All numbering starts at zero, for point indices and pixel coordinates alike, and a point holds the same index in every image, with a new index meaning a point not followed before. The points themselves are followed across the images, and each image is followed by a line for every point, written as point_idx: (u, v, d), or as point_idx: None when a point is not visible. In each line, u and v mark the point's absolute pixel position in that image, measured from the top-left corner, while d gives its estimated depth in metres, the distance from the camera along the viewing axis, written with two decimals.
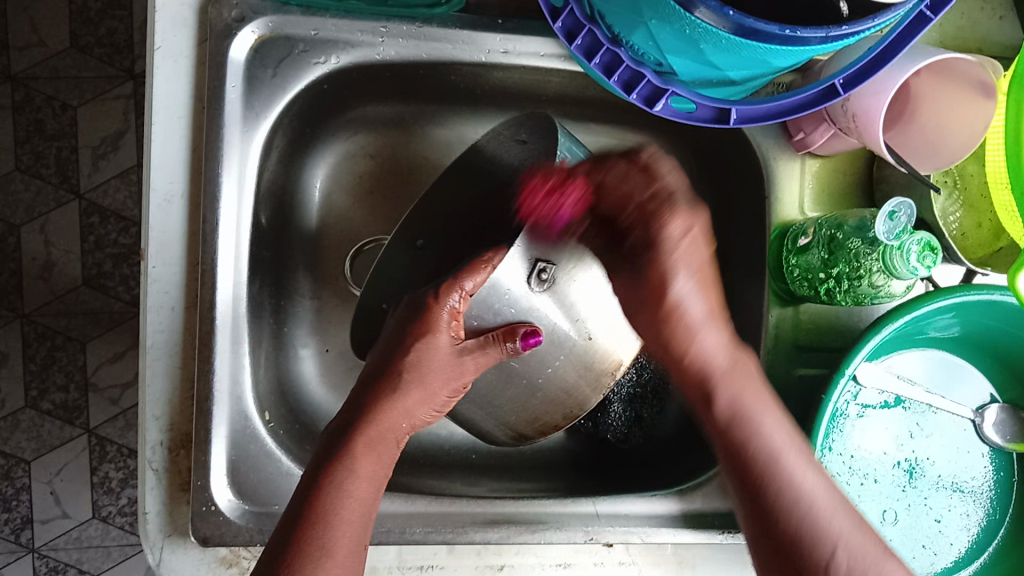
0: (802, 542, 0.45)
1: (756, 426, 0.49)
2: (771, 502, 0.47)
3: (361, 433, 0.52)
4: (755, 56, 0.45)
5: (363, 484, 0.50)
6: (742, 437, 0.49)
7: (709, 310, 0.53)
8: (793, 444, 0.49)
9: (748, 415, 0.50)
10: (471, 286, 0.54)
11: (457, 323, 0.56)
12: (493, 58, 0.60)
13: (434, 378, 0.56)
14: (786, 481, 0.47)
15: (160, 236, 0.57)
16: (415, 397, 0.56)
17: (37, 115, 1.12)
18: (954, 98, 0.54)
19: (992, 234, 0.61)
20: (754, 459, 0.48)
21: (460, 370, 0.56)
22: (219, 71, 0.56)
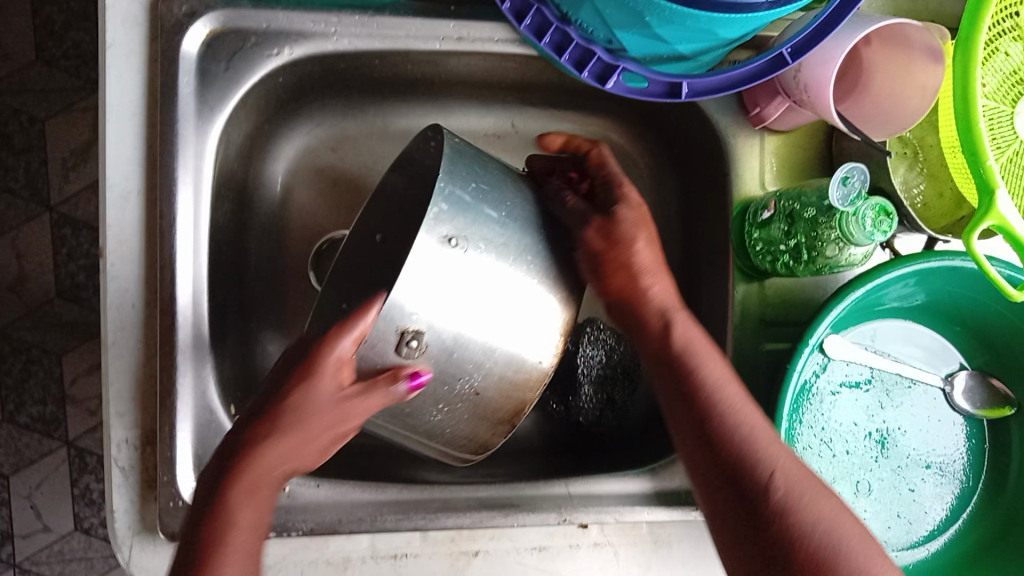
0: (744, 455, 0.48)
1: (717, 402, 0.50)
2: (724, 425, 0.49)
3: (241, 474, 0.46)
4: (700, 26, 0.45)
5: (249, 503, 0.46)
6: (692, 364, 0.52)
7: (654, 261, 0.55)
8: (762, 418, 0.50)
9: (712, 387, 0.51)
10: (359, 332, 0.46)
11: (345, 369, 0.48)
12: (447, 46, 0.60)
13: (312, 425, 0.48)
14: (756, 449, 0.48)
15: (118, 234, 0.57)
16: (288, 446, 0.48)
17: (4, 129, 1.11)
18: (903, 64, 0.55)
19: (954, 202, 0.61)
20: (707, 395, 0.50)
21: (340, 416, 0.48)
22: (172, 65, 0.56)
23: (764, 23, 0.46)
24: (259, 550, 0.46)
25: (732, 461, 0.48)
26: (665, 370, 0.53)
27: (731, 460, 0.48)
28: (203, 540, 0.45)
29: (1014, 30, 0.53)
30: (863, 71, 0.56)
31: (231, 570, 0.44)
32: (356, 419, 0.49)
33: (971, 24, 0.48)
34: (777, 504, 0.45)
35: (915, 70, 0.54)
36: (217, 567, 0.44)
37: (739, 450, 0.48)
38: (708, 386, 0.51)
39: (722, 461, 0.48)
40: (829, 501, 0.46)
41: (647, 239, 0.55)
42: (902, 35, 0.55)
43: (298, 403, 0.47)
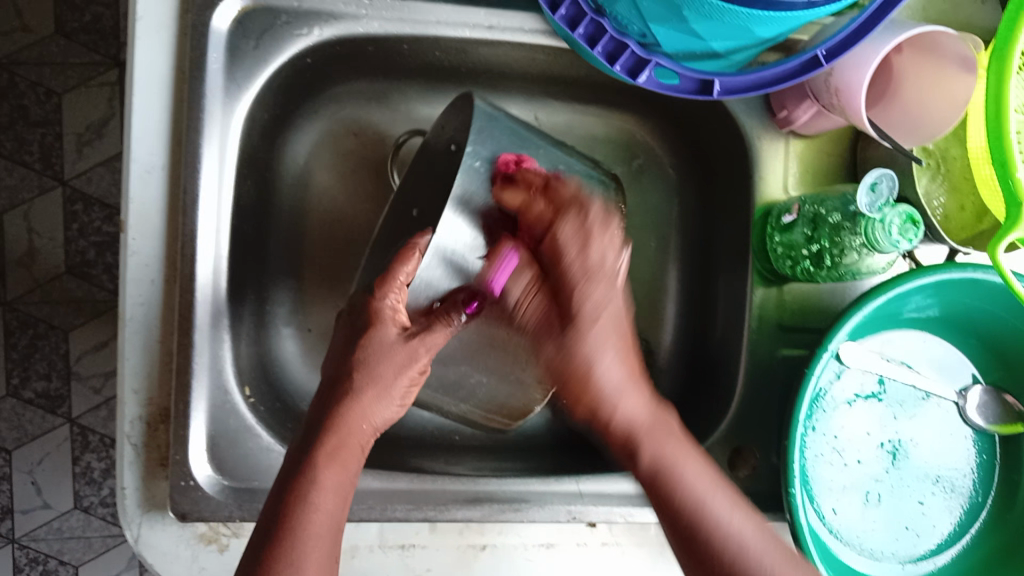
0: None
1: (676, 477, 0.50)
2: (718, 557, 0.48)
3: (327, 437, 0.50)
4: (737, 22, 0.45)
5: (330, 492, 0.48)
6: (671, 491, 0.50)
7: (628, 375, 0.51)
8: (716, 484, 0.51)
9: (670, 468, 0.50)
10: (406, 275, 0.55)
11: (401, 314, 0.55)
12: (478, 34, 0.60)
13: (389, 365, 0.53)
14: (719, 525, 0.49)
15: (141, 209, 0.56)
16: (376, 395, 0.52)
17: (20, 102, 1.11)
18: (933, 74, 0.54)
19: (975, 216, 0.61)
20: (682, 514, 0.49)
21: (411, 354, 0.54)
22: (201, 40, 0.55)
23: (801, 24, 0.46)
24: (337, 541, 0.47)
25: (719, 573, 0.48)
26: (652, 498, 0.51)
27: (688, 539, 0.49)
28: (279, 525, 0.45)
29: None
30: (894, 79, 0.56)
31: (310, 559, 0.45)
32: (425, 360, 0.55)
33: (1008, 32, 0.48)
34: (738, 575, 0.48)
35: (949, 80, 0.54)
36: (294, 550, 0.45)
37: (727, 557, 0.48)
38: (677, 466, 0.50)
39: (676, 530, 0.50)
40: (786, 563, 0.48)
41: (607, 338, 0.51)
42: (933, 41, 0.54)
43: (364, 354, 0.53)
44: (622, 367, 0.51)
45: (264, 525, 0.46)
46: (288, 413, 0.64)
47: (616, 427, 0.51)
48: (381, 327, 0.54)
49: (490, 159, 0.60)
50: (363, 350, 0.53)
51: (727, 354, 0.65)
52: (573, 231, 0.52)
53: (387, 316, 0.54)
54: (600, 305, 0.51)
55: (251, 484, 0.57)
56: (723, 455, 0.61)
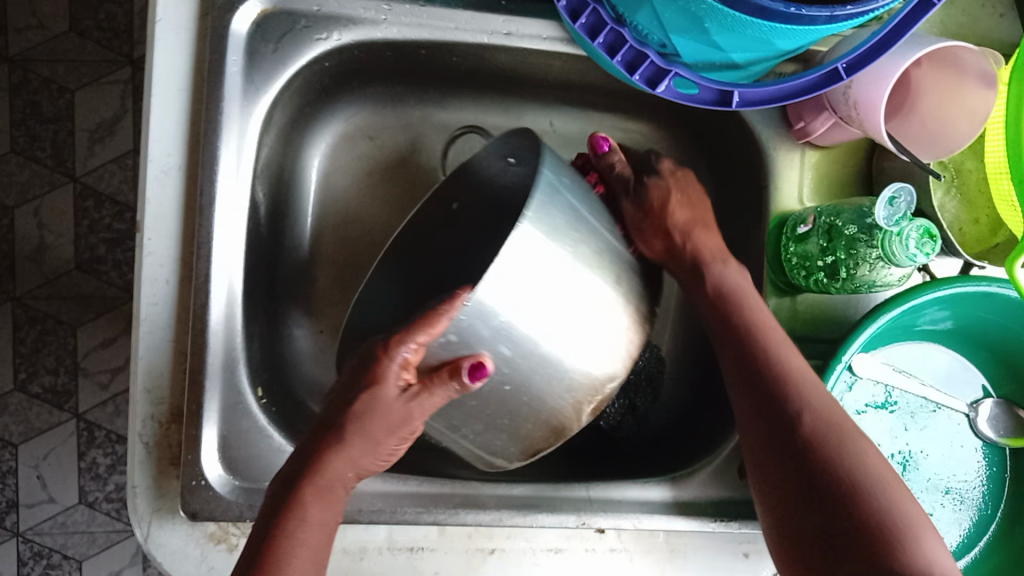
0: (860, 490, 0.47)
1: (795, 389, 0.52)
2: (828, 467, 0.49)
3: (314, 480, 0.49)
4: (760, 36, 0.45)
5: (316, 510, 0.48)
6: (796, 407, 0.51)
7: (765, 316, 0.57)
8: (849, 422, 0.51)
9: (795, 378, 0.53)
10: (423, 339, 0.48)
11: (409, 371, 0.50)
12: (496, 40, 0.60)
13: (381, 420, 0.51)
14: (858, 460, 0.49)
15: (157, 209, 0.57)
16: (364, 442, 0.51)
17: (33, 98, 1.11)
18: (953, 88, 0.55)
19: (990, 229, 0.61)
20: (811, 433, 0.50)
21: (406, 416, 0.51)
22: (220, 43, 0.55)
23: (822, 37, 0.46)
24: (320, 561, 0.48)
25: (842, 493, 0.47)
26: (766, 404, 0.52)
27: (810, 459, 0.49)
28: (270, 537, 0.47)
29: None
30: (912, 92, 0.56)
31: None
32: (420, 419, 0.52)
33: None
34: (878, 494, 0.47)
35: (967, 95, 0.54)
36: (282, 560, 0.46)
37: (832, 453, 0.49)
38: (782, 371, 0.53)
39: (775, 481, 0.50)
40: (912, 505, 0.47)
41: (745, 288, 0.58)
42: (952, 56, 0.54)
43: (365, 408, 0.50)
44: (776, 332, 0.56)
45: (255, 537, 0.47)
46: (300, 414, 0.64)
47: (739, 319, 0.56)
48: (382, 383, 0.50)
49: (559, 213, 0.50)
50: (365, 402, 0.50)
51: None
52: (681, 200, 0.62)
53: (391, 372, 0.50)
54: (707, 249, 0.61)
55: (261, 485, 0.57)
56: None
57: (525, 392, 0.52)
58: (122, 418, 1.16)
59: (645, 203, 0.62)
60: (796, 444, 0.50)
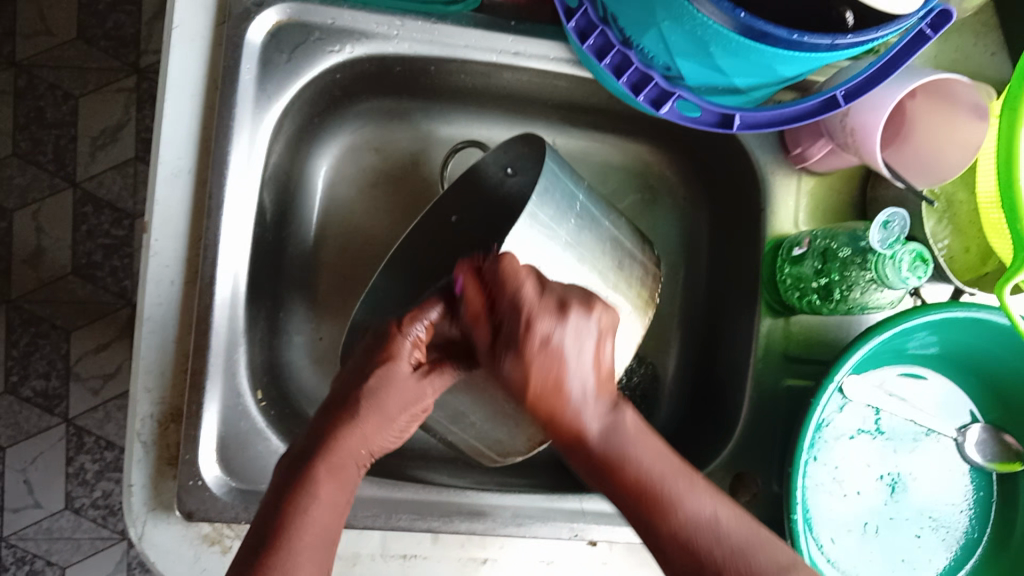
0: (693, 541, 0.45)
1: (622, 450, 0.47)
2: (673, 536, 0.45)
3: (326, 457, 0.49)
4: (763, 61, 0.47)
5: (330, 482, 0.48)
6: (621, 462, 0.47)
7: (597, 377, 0.48)
8: (664, 458, 0.47)
9: (608, 444, 0.47)
10: (437, 314, 0.54)
11: (420, 349, 0.54)
12: (504, 59, 0.61)
13: (399, 395, 0.52)
14: (674, 505, 0.46)
15: (165, 211, 0.57)
16: (381, 416, 0.52)
17: (37, 103, 1.12)
18: (948, 119, 0.56)
19: (981, 258, 0.63)
20: (634, 485, 0.46)
21: (419, 393, 0.53)
22: (235, 52, 0.57)
23: (822, 64, 0.48)
24: (335, 531, 0.48)
25: (649, 505, 0.46)
26: (597, 475, 0.48)
27: (637, 509, 0.46)
28: (276, 520, 0.45)
29: None
30: (908, 121, 0.58)
31: (306, 539, 0.45)
32: (427, 400, 0.54)
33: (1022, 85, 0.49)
34: (673, 525, 0.45)
35: (958, 125, 0.56)
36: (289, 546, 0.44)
37: (673, 503, 0.46)
38: (626, 456, 0.47)
39: (636, 518, 0.47)
40: (767, 548, 0.45)
41: (575, 347, 0.47)
42: (948, 88, 0.56)
43: (385, 379, 0.51)
44: (595, 363, 0.48)
45: (262, 519, 0.46)
46: (298, 419, 0.64)
47: (589, 364, 0.51)
48: (397, 355, 0.52)
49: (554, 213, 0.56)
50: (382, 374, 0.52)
51: (731, 382, 0.66)
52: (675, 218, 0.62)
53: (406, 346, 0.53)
54: (571, 341, 0.47)
55: (258, 486, 0.58)
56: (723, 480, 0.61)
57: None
58: (112, 425, 1.15)
59: (525, 301, 0.48)
60: (625, 493, 0.47)
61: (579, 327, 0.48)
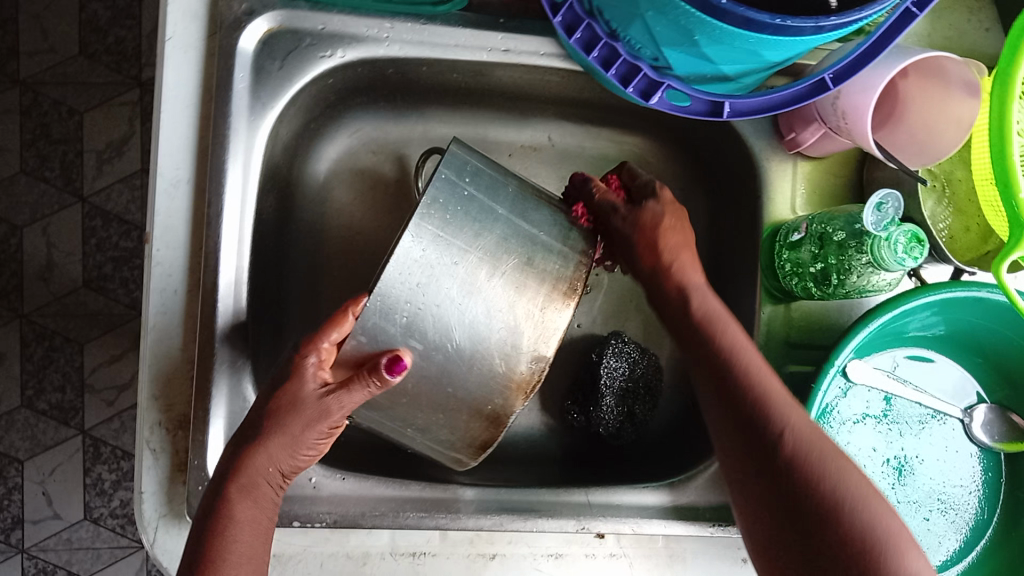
0: (835, 500, 0.46)
1: (766, 381, 0.51)
2: (810, 487, 0.46)
3: (235, 478, 0.50)
4: (749, 47, 0.47)
5: (264, 474, 0.51)
6: (766, 429, 0.49)
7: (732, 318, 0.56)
8: (790, 398, 0.52)
9: (782, 416, 0.50)
10: (336, 337, 0.52)
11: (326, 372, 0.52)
12: (494, 57, 0.62)
13: (298, 424, 0.51)
14: (791, 414, 0.50)
15: (166, 220, 0.58)
16: (278, 448, 0.51)
17: (43, 119, 1.13)
18: (942, 99, 0.56)
19: (981, 237, 0.62)
20: (777, 453, 0.48)
21: (321, 412, 0.51)
22: (228, 61, 0.58)
23: (808, 48, 0.48)
24: (264, 538, 0.51)
25: (783, 466, 0.48)
26: (737, 428, 0.50)
27: (753, 411, 0.50)
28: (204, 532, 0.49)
29: None
30: (900, 102, 0.58)
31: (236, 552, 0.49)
32: (341, 416, 0.52)
33: (1010, 59, 0.49)
34: (787, 423, 0.49)
35: (952, 105, 0.56)
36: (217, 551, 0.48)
37: (799, 457, 0.48)
38: (754, 371, 0.52)
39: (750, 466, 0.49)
40: (894, 521, 0.45)
41: (701, 296, 0.57)
42: (937, 66, 0.56)
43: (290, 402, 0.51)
44: (711, 297, 0.57)
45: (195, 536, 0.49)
46: None
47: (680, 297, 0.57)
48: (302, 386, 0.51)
49: (450, 210, 0.51)
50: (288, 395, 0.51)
51: None
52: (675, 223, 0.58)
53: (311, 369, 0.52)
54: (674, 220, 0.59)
55: None
56: None
57: (451, 384, 0.53)
58: (127, 435, 1.17)
59: (661, 198, 0.60)
60: (778, 462, 0.48)
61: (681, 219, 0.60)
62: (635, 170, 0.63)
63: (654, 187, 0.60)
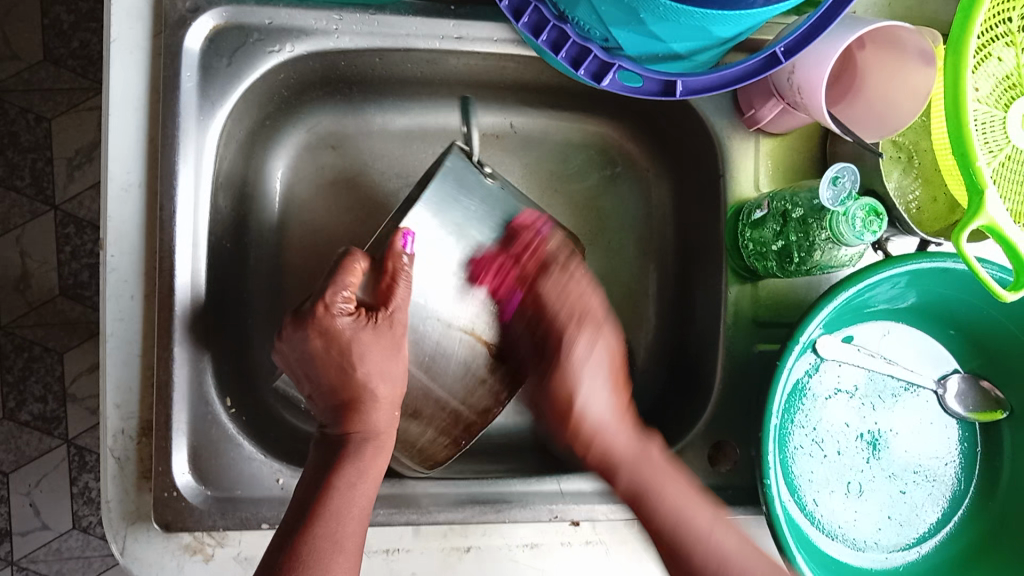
0: (679, 546, 0.56)
1: (658, 490, 0.58)
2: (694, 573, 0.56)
3: (317, 511, 0.52)
4: (695, 23, 0.46)
5: (354, 519, 0.53)
6: (647, 515, 0.57)
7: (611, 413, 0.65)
8: (688, 498, 0.58)
9: (638, 502, 0.58)
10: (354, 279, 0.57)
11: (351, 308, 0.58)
12: (447, 45, 0.61)
13: (381, 347, 0.58)
14: (707, 540, 0.57)
15: (119, 226, 0.57)
16: (377, 356, 0.58)
17: (10, 128, 1.12)
18: (897, 69, 0.55)
19: (949, 207, 0.61)
20: (660, 533, 0.57)
21: (383, 327, 0.58)
22: (174, 60, 0.57)
23: (756, 22, 0.47)
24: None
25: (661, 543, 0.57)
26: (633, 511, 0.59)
27: (653, 528, 0.57)
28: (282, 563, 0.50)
29: (1005, 36, 0.53)
30: (857, 76, 0.57)
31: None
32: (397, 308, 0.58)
33: (962, 25, 0.48)
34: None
35: (908, 74, 0.55)
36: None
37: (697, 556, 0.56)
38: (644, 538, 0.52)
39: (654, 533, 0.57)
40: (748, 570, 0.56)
41: None
42: (893, 36, 0.55)
43: (357, 398, 0.58)
44: (609, 392, 0.66)
45: (286, 529, 0.52)
46: (271, 422, 0.64)
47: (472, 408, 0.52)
48: (366, 384, 0.57)
49: (459, 216, 0.60)
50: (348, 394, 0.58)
51: (705, 353, 0.66)
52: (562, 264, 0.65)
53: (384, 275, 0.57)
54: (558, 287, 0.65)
55: (232, 493, 0.58)
56: (702, 451, 0.62)
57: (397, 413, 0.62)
58: None
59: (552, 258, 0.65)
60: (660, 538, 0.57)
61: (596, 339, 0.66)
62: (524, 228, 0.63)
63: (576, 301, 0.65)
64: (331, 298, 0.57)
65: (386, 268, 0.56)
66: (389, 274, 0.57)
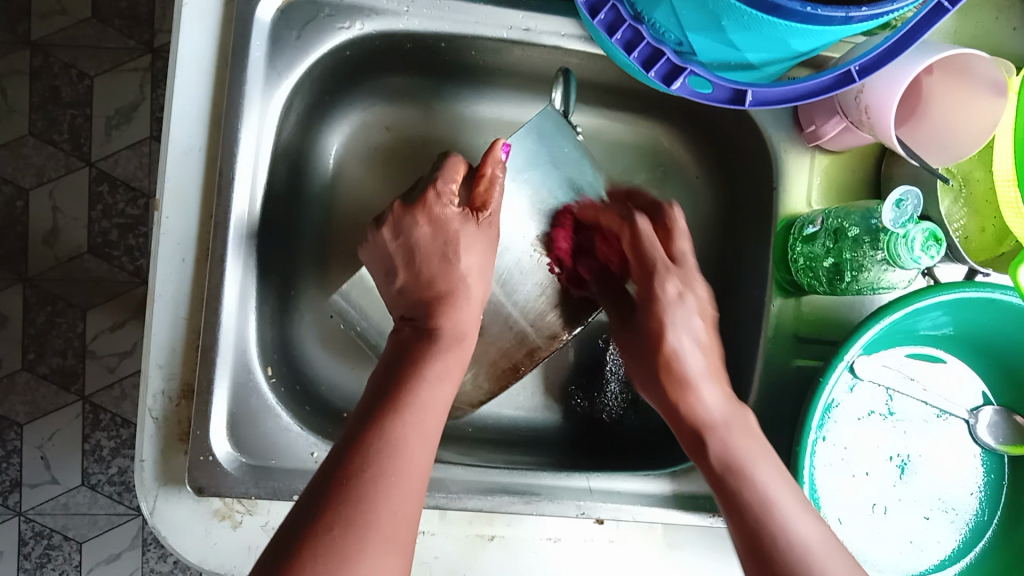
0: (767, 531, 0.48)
1: (744, 468, 0.51)
2: (743, 507, 0.49)
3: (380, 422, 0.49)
4: (775, 34, 0.46)
5: (428, 419, 0.51)
6: (736, 482, 0.51)
7: (709, 369, 0.58)
8: (781, 481, 0.50)
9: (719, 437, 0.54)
10: (452, 180, 0.62)
11: (446, 199, 0.61)
12: (514, 36, 0.61)
13: (479, 244, 0.60)
14: (765, 503, 0.49)
15: (177, 188, 0.58)
16: (476, 251, 0.60)
17: (53, 82, 1.12)
18: (965, 96, 0.55)
19: (996, 238, 0.62)
20: (747, 506, 0.49)
21: (484, 227, 0.61)
22: (245, 28, 0.57)
23: (834, 39, 0.47)
24: (420, 493, 0.48)
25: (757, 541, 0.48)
26: (714, 481, 0.52)
27: (737, 512, 0.50)
28: (353, 458, 0.47)
29: None
30: (923, 101, 0.57)
31: (382, 509, 0.45)
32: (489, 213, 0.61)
33: None
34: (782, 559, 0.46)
35: (975, 102, 0.55)
36: (359, 526, 0.44)
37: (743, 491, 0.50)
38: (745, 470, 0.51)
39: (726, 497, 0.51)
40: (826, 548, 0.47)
41: (686, 324, 0.59)
42: (962, 63, 0.55)
43: (448, 289, 0.58)
44: (703, 343, 0.59)
45: (332, 465, 0.47)
46: (306, 394, 0.65)
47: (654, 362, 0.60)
48: (465, 278, 0.59)
49: (548, 161, 0.65)
50: (439, 287, 0.58)
51: (740, 363, 0.66)
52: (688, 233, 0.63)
53: (482, 178, 0.61)
54: (685, 310, 0.60)
55: (268, 462, 0.58)
56: None
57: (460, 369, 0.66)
58: (127, 402, 1.16)
59: (659, 264, 0.61)
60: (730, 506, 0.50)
61: (705, 306, 0.60)
62: (674, 219, 0.64)
63: (678, 248, 0.62)
64: (441, 187, 0.61)
65: (486, 173, 0.61)
66: (487, 179, 0.61)
